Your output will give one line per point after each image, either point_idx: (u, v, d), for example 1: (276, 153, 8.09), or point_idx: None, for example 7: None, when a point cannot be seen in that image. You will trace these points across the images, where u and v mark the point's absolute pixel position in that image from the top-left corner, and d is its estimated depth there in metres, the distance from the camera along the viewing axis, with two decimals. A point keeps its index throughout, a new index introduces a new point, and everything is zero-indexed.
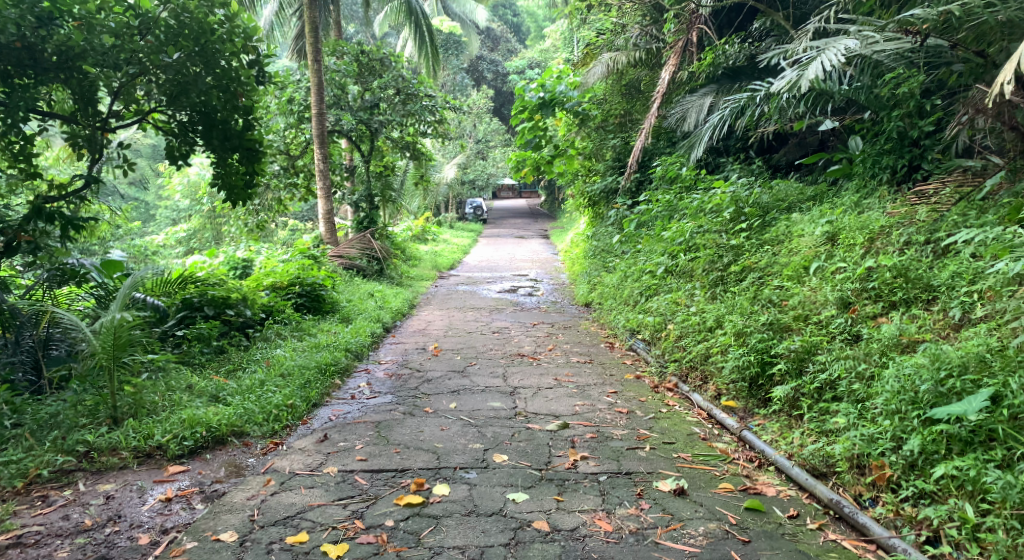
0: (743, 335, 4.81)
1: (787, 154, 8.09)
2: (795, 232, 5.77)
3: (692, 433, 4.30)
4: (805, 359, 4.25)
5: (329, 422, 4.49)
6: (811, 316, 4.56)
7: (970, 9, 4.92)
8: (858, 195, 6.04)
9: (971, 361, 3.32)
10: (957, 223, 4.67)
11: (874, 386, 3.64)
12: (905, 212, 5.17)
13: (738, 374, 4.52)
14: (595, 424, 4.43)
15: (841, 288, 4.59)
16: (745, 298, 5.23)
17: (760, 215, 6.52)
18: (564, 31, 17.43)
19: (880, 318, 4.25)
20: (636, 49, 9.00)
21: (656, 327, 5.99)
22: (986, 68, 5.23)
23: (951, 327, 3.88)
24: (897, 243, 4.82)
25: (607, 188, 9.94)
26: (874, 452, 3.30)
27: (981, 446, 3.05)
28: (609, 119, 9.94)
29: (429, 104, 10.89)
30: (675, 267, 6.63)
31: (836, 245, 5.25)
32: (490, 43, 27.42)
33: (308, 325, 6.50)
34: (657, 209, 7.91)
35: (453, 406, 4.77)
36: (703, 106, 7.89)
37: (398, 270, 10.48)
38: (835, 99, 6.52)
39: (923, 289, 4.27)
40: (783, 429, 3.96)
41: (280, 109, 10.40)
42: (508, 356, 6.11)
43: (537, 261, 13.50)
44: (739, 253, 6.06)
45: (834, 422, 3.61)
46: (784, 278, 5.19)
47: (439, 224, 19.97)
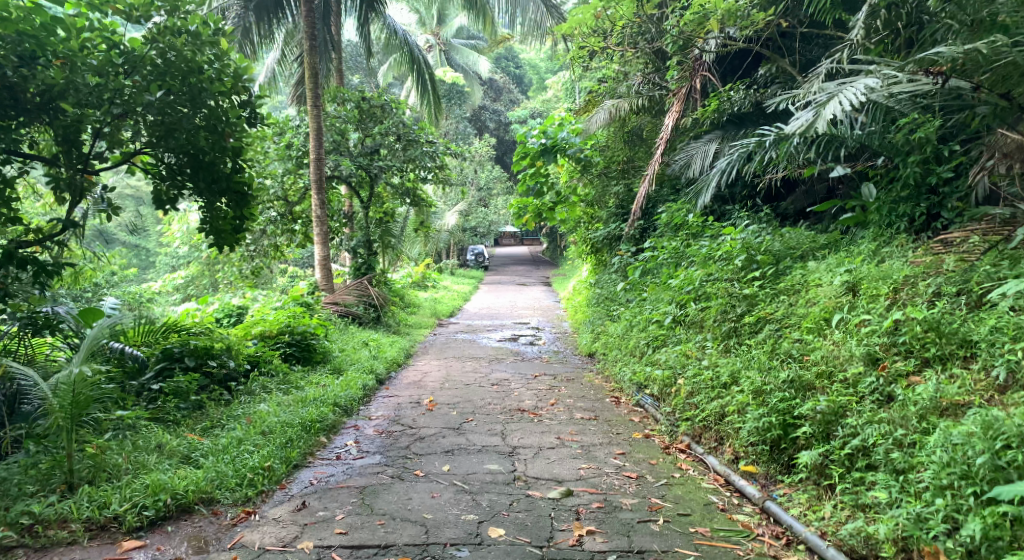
0: (762, 393, 4.43)
1: (795, 202, 7.81)
2: (812, 281, 5.44)
3: (709, 503, 3.91)
4: (832, 422, 3.88)
5: (309, 486, 4.08)
6: (837, 373, 4.20)
7: (998, 47, 4.71)
8: (876, 243, 5.74)
9: None
10: (991, 274, 4.34)
11: (917, 456, 3.30)
12: (931, 262, 4.85)
13: (758, 437, 4.13)
14: (601, 491, 4.03)
15: (867, 343, 4.26)
16: (762, 352, 4.87)
17: (773, 263, 6.19)
18: (565, 81, 17.44)
19: (913, 377, 3.90)
20: (638, 96, 8.75)
21: (665, 382, 5.61)
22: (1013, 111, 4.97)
23: (995, 389, 3.54)
24: (926, 294, 4.49)
25: (610, 235, 9.63)
26: (925, 535, 2.95)
27: None
28: (612, 166, 9.68)
29: (429, 150, 10.65)
30: (685, 317, 6.30)
31: (858, 296, 4.91)
32: (493, 93, 27.13)
33: (296, 377, 6.11)
34: (663, 257, 7.59)
35: (446, 468, 4.37)
36: (709, 152, 7.74)
37: (395, 318, 10.13)
38: (847, 146, 6.26)
39: (960, 345, 3.94)
40: (811, 501, 3.59)
41: (278, 154, 10.11)
42: (508, 412, 5.70)
43: (538, 309, 13.18)
44: (753, 303, 5.72)
45: (874, 497, 3.26)
46: (804, 331, 4.84)
47: (440, 270, 19.69)
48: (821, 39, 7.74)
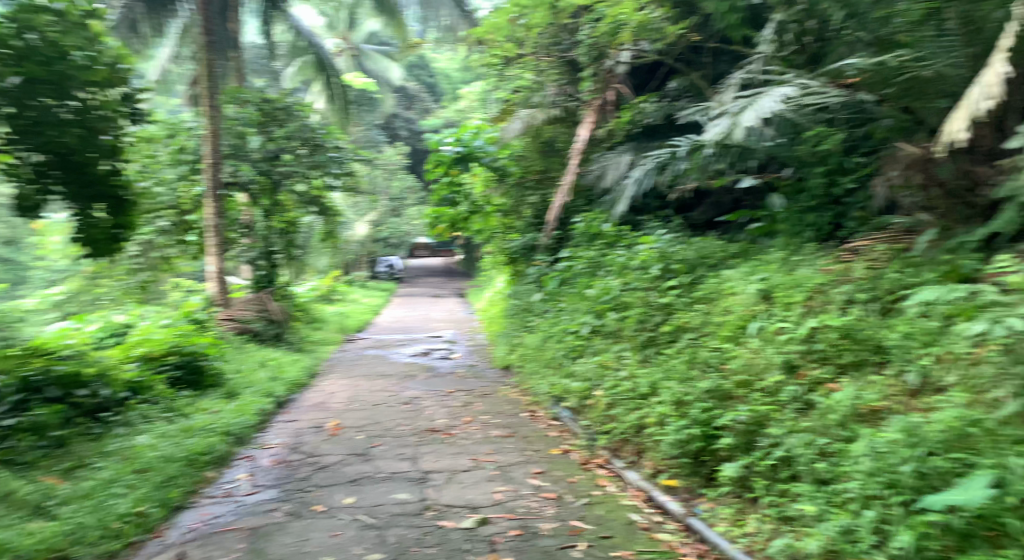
0: (683, 404, 4.25)
1: (704, 212, 7.78)
2: (727, 289, 5.36)
3: (631, 522, 3.67)
4: (754, 433, 3.76)
5: (189, 532, 3.58)
6: (755, 382, 4.09)
7: (902, 63, 4.76)
8: (786, 250, 5.72)
9: (954, 438, 2.95)
10: (900, 280, 4.39)
11: (843, 466, 3.20)
12: (839, 269, 4.87)
13: (679, 450, 3.95)
14: (519, 516, 3.73)
15: (785, 350, 4.19)
16: (682, 362, 4.71)
17: (689, 271, 6.09)
18: (477, 90, 17.13)
19: (830, 383, 3.86)
20: (553, 107, 8.59)
21: (582, 395, 5.39)
22: (914, 125, 5.14)
23: (909, 393, 3.54)
24: (839, 301, 4.47)
25: (526, 246, 9.09)
26: (854, 549, 2.83)
27: (984, 542, 2.60)
28: (528, 175, 9.14)
29: (336, 155, 10.12)
30: (602, 328, 6.07)
31: (773, 304, 4.86)
32: (405, 101, 26.39)
33: (182, 405, 5.50)
34: (580, 265, 7.36)
35: (349, 501, 3.96)
36: (622, 163, 7.72)
37: (298, 335, 9.63)
38: (756, 158, 6.26)
39: (874, 351, 3.95)
40: (735, 515, 3.44)
41: (170, 159, 9.36)
42: (418, 434, 5.31)
43: (452, 322, 12.79)
44: (671, 312, 5.61)
45: (800, 511, 3.13)
46: (721, 339, 4.75)
47: (349, 283, 18.91)
48: (728, 55, 7.81)
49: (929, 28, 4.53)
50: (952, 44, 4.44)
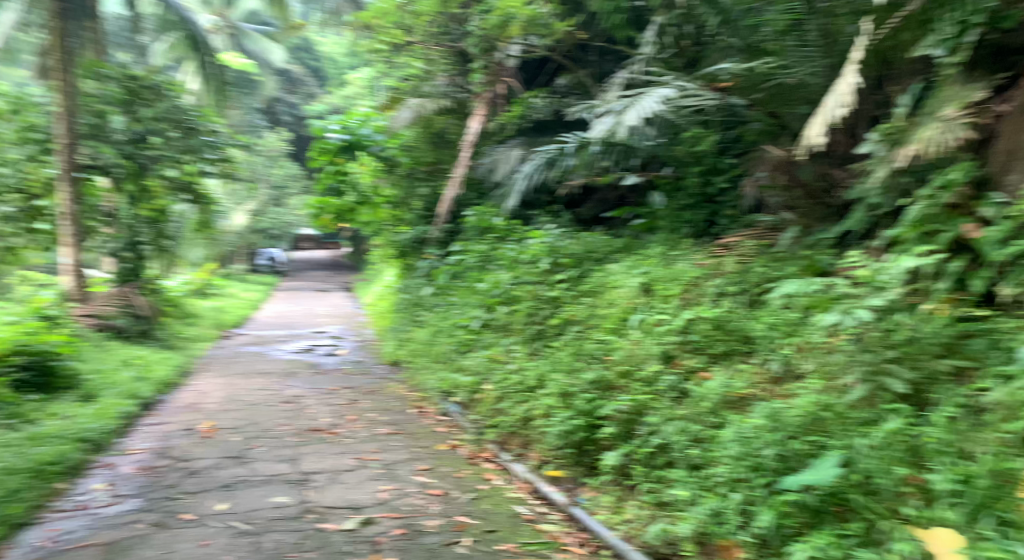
0: (568, 395, 4.31)
1: (591, 208, 7.93)
2: (611, 283, 5.50)
3: (516, 514, 3.69)
4: (634, 421, 3.88)
5: (35, 551, 3.26)
6: (636, 372, 4.22)
7: (768, 70, 5.03)
8: (666, 245, 5.94)
9: (809, 421, 3.17)
10: (766, 274, 4.67)
11: (713, 451, 3.36)
12: (712, 263, 5.12)
13: (563, 441, 4.00)
14: (403, 514, 3.67)
15: (663, 341, 4.35)
16: (567, 354, 4.79)
17: (576, 266, 6.21)
18: (364, 77, 16.65)
19: (703, 372, 4.05)
20: (443, 97, 8.52)
21: (471, 389, 5.37)
22: (779, 129, 5.38)
23: (772, 380, 3.79)
24: (712, 294, 4.71)
25: (416, 238, 8.78)
26: (721, 530, 2.97)
27: (835, 518, 2.80)
28: (418, 166, 8.90)
29: (211, 139, 9.48)
30: (493, 321, 5.99)
31: (653, 296, 5.03)
32: (288, 85, 25.24)
33: (28, 411, 5.01)
34: (470, 260, 7.14)
35: (221, 508, 3.75)
36: (512, 157, 7.77)
37: (168, 332, 9.03)
38: (639, 157, 6.49)
39: (742, 341, 4.19)
40: (615, 503, 3.54)
41: (17, 138, 8.51)
42: (300, 434, 5.11)
43: (339, 317, 12.41)
44: (559, 305, 5.69)
45: (674, 496, 3.26)
46: (605, 331, 4.87)
47: (227, 277, 17.93)
48: (613, 55, 8.00)
49: (792, 38, 4.82)
50: (813, 55, 4.76)
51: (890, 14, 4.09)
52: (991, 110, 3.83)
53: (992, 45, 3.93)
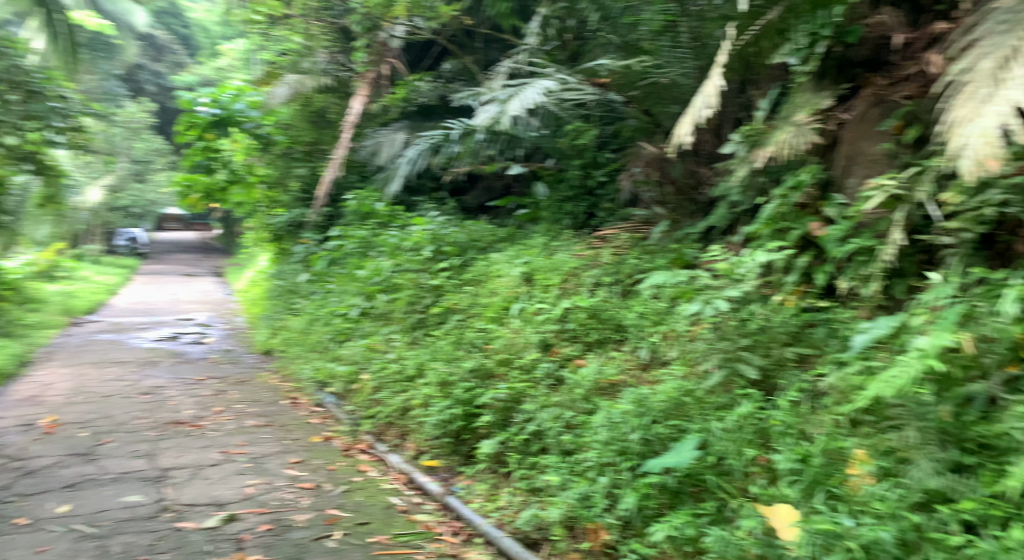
0: (446, 384, 4.28)
1: (477, 197, 7.89)
2: (494, 272, 5.53)
3: (390, 506, 3.65)
4: (511, 409, 3.93)
5: None
6: (515, 360, 4.28)
7: (643, 69, 5.18)
8: (547, 236, 6.05)
9: (672, 406, 3.35)
10: (639, 266, 4.86)
11: (583, 436, 3.46)
12: (590, 255, 5.28)
13: (440, 430, 3.98)
14: (271, 509, 3.54)
15: (542, 330, 4.43)
16: (447, 343, 4.76)
17: (459, 254, 6.20)
18: (237, 49, 15.68)
19: (578, 360, 4.18)
20: (324, 75, 8.26)
21: (348, 379, 5.23)
22: (653, 127, 5.56)
23: (641, 366, 3.98)
24: (589, 284, 4.85)
25: (292, 221, 8.43)
26: (589, 513, 3.07)
27: (691, 498, 2.97)
28: (295, 146, 8.55)
29: (59, 107, 8.59)
30: (372, 309, 5.86)
31: (534, 286, 5.12)
32: (153, 52, 23.33)
33: None
34: (349, 245, 6.91)
35: (64, 510, 3.45)
36: (396, 141, 7.64)
37: (5, 318, 8.16)
38: (523, 147, 6.54)
39: (615, 330, 4.34)
40: (490, 491, 3.58)
41: None
42: (159, 428, 4.80)
43: (208, 303, 11.72)
44: (441, 294, 5.66)
45: (546, 481, 3.33)
46: (486, 320, 4.89)
47: (78, 258, 16.42)
48: (499, 43, 7.97)
49: (667, 38, 5.01)
50: (684, 56, 4.99)
51: (751, 22, 4.23)
52: (835, 118, 4.18)
53: (836, 58, 4.23)
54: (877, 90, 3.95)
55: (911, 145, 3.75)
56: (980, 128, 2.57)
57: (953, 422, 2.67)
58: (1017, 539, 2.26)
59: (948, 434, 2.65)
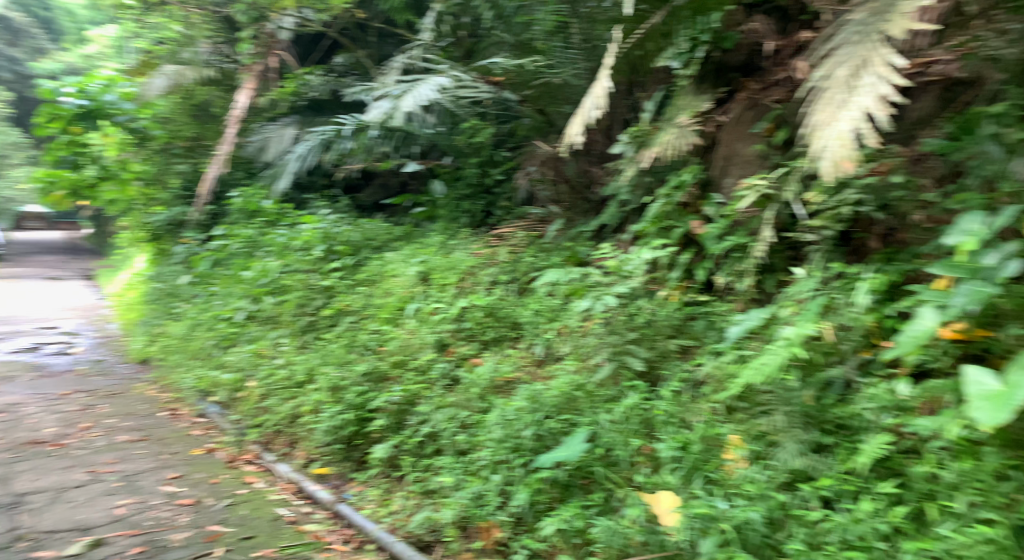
0: (338, 389, 4.16)
1: (372, 194, 7.62)
2: (388, 272, 5.44)
3: (277, 517, 3.53)
4: (405, 411, 3.87)
5: None
6: (409, 361, 4.22)
7: (536, 68, 5.20)
8: (444, 234, 6.01)
9: (564, 401, 3.42)
10: (534, 263, 4.92)
11: (477, 435, 3.47)
12: (487, 253, 5.30)
13: (332, 436, 3.87)
14: (143, 530, 3.34)
15: (437, 330, 4.40)
16: (339, 346, 4.63)
17: (351, 254, 6.05)
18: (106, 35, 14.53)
19: (474, 359, 4.18)
20: (206, 67, 7.88)
21: (234, 387, 4.97)
22: (547, 126, 5.63)
23: (536, 363, 4.02)
24: (485, 283, 4.86)
25: (172, 221, 7.96)
26: (482, 511, 3.07)
27: (581, 490, 3.04)
28: (174, 141, 8.04)
29: None
30: (259, 313, 5.60)
31: (429, 285, 5.07)
32: (9, 36, 21.31)
33: None
34: (234, 246, 6.61)
35: None
36: (286, 136, 7.37)
37: None
38: (419, 144, 6.46)
39: (511, 327, 4.38)
40: (383, 495, 3.51)
41: None
42: (16, 449, 4.41)
43: (78, 310, 10.86)
44: (332, 295, 5.49)
45: (439, 482, 3.31)
46: (380, 321, 4.79)
47: None
48: (394, 38, 7.77)
49: (559, 39, 5.00)
50: (575, 58, 4.98)
51: (637, 26, 4.22)
52: (713, 120, 4.38)
53: (714, 62, 4.41)
54: (751, 94, 4.22)
55: (780, 146, 3.96)
56: (837, 132, 2.76)
57: (814, 405, 2.87)
58: (865, 510, 2.50)
59: (810, 417, 2.85)
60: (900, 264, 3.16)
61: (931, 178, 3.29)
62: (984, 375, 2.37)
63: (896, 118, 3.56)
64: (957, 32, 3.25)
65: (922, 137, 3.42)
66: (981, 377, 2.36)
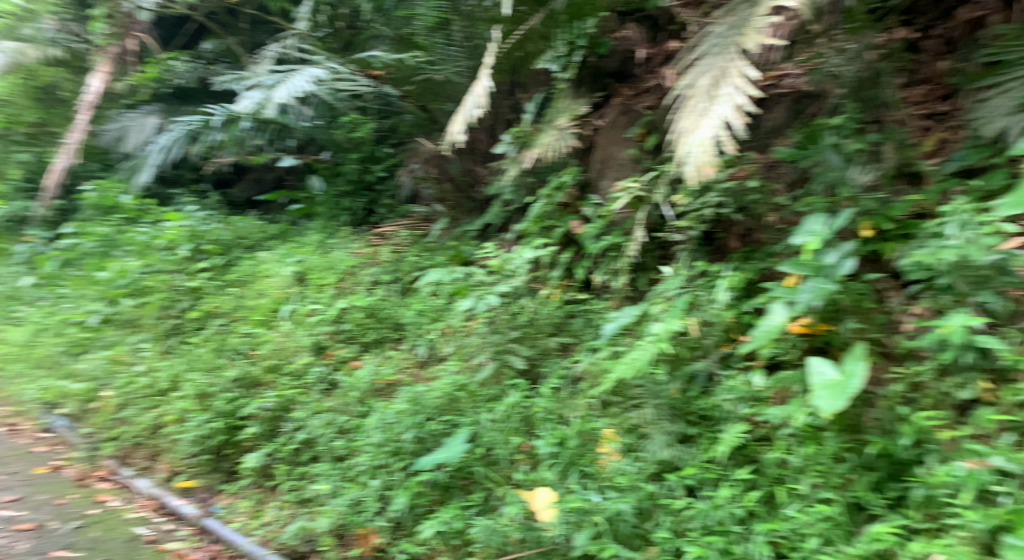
0: (206, 396, 3.93)
1: (245, 189, 7.22)
2: (262, 272, 5.20)
3: (134, 537, 3.30)
4: (279, 417, 3.72)
5: None
6: (285, 366, 4.05)
7: (417, 64, 5.08)
8: (323, 233, 5.83)
9: (445, 402, 3.41)
10: (416, 263, 4.88)
11: (356, 440, 3.40)
12: (369, 253, 5.21)
13: (198, 448, 3.66)
14: None
15: (315, 332, 4.26)
16: (207, 351, 4.35)
17: (221, 253, 5.73)
18: None
19: (354, 361, 4.09)
20: (52, 45, 7.01)
21: (85, 397, 4.42)
22: (429, 122, 5.57)
23: (418, 365, 3.99)
24: (366, 283, 4.77)
25: (13, 216, 7.29)
26: (359, 518, 3.02)
27: (461, 490, 3.05)
28: (14, 126, 7.31)
29: None
30: (116, 315, 5.13)
31: (306, 286, 4.90)
32: None
33: None
34: (88, 244, 6.08)
35: None
36: (147, 126, 6.88)
37: None
38: (296, 138, 6.26)
39: (393, 328, 4.30)
40: (254, 506, 3.36)
41: None
42: None
43: None
44: (200, 296, 5.15)
45: (315, 490, 3.21)
46: (253, 324, 4.55)
47: None
48: (268, 27, 7.26)
49: (441, 35, 4.84)
50: (456, 55, 4.90)
51: (515, 26, 4.14)
52: (591, 124, 4.50)
53: (590, 67, 4.57)
54: (625, 100, 4.43)
55: (651, 151, 4.13)
56: (700, 138, 2.91)
57: (680, 397, 3.03)
58: (724, 496, 2.66)
59: (676, 408, 3.01)
60: (755, 262, 3.37)
61: (783, 184, 3.54)
62: (825, 365, 2.61)
63: (753, 127, 3.80)
64: (804, 48, 3.53)
65: (775, 145, 3.68)
66: (822, 367, 2.59)
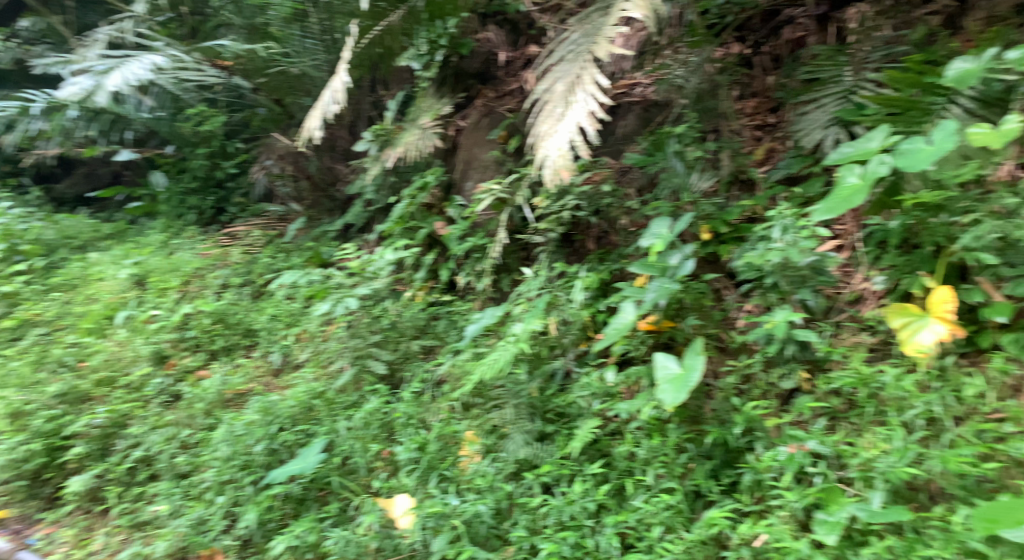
0: (20, 415, 3.46)
1: (73, 184, 6.51)
2: (93, 275, 4.73)
3: None
4: (112, 435, 3.40)
5: None
6: (119, 378, 3.70)
7: (272, 55, 4.82)
8: (166, 233, 5.42)
9: (300, 411, 3.26)
10: (271, 265, 4.65)
11: (201, 455, 3.19)
12: (217, 254, 4.93)
13: (11, 473, 3.24)
14: None
15: (155, 340, 3.93)
16: (22, 364, 3.84)
17: (43, 254, 5.14)
18: None
19: (201, 371, 3.84)
20: None
21: None
22: (284, 117, 5.33)
23: (272, 373, 3.80)
24: (214, 286, 4.49)
25: None
26: (204, 539, 2.85)
27: (315, 502, 2.94)
28: None
29: None
30: None
31: (145, 290, 4.53)
32: None
33: None
34: None
35: None
36: None
37: None
38: (134, 129, 5.74)
39: (244, 334, 4.05)
40: (80, 535, 3.05)
41: None
42: None
43: None
44: (15, 302, 4.56)
45: (153, 512, 3.00)
46: (81, 332, 4.11)
47: None
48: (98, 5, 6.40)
49: (297, 27, 4.58)
50: (314, 49, 4.70)
51: (374, 21, 3.97)
52: (454, 124, 4.49)
53: (452, 68, 4.56)
54: (487, 102, 4.52)
55: (513, 153, 4.19)
56: (557, 143, 2.99)
57: (539, 396, 3.08)
58: (577, 491, 2.73)
59: (535, 408, 3.06)
60: (609, 263, 3.50)
61: (633, 189, 3.69)
62: (669, 360, 2.75)
63: (607, 134, 3.93)
64: (652, 58, 3.81)
65: (628, 151, 3.82)
66: (666, 362, 2.73)
